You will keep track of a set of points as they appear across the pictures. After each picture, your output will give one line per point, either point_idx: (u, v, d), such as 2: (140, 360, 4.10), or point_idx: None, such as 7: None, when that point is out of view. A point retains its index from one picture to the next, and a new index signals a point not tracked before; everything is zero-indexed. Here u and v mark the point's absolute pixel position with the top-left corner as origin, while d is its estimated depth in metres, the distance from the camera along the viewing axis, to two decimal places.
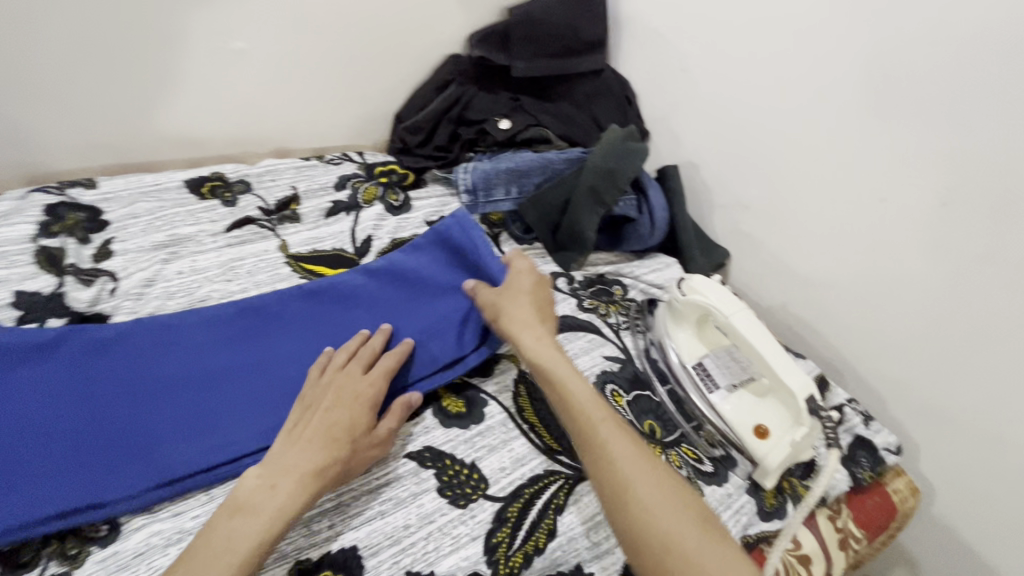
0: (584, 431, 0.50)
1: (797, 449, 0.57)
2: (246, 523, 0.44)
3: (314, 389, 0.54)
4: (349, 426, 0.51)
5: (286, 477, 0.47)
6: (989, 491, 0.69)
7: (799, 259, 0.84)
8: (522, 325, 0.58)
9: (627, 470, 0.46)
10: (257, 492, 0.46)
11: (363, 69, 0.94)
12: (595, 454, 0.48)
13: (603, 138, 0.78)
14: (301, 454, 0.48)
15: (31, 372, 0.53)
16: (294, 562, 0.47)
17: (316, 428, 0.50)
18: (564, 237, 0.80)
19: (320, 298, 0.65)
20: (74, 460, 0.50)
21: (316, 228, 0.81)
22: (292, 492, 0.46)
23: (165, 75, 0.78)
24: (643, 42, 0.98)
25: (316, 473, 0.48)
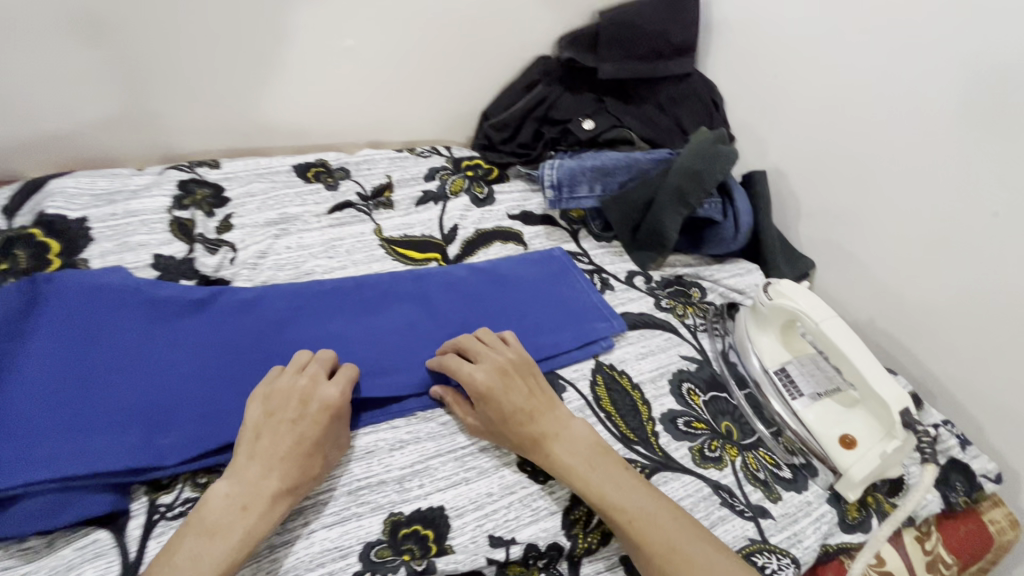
0: (611, 505, 0.50)
1: (885, 463, 0.56)
2: (215, 548, 0.43)
3: (273, 395, 0.51)
4: (318, 439, 0.50)
5: (257, 498, 0.46)
6: None
7: (893, 274, 0.80)
8: (507, 386, 0.55)
9: (670, 537, 0.48)
10: (224, 513, 0.45)
11: (456, 67, 0.99)
12: (634, 534, 0.49)
13: (691, 140, 0.79)
14: (271, 476, 0.47)
15: (172, 322, 0.60)
16: (388, 515, 0.50)
17: (284, 446, 0.48)
18: (644, 237, 0.82)
19: (418, 283, 0.71)
20: (206, 399, 0.56)
21: (408, 215, 0.86)
22: (262, 515, 0.45)
23: (286, 69, 0.85)
24: (734, 46, 0.97)
25: (287, 491, 0.47)
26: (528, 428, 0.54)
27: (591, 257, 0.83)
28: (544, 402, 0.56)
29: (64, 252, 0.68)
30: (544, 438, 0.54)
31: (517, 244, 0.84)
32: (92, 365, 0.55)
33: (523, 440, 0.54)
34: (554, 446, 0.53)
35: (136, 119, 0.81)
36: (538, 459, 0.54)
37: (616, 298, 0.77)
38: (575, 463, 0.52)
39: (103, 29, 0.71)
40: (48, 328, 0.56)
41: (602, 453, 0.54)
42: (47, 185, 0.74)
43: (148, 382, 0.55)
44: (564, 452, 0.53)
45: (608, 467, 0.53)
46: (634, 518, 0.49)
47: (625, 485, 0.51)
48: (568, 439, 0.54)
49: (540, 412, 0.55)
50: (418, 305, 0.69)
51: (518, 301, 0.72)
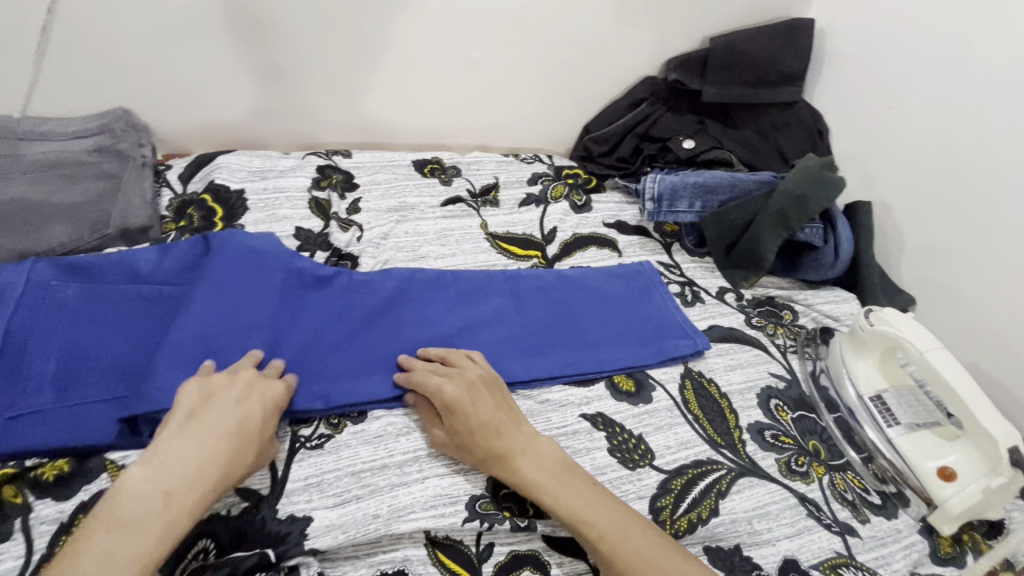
0: (579, 520, 0.50)
1: (987, 500, 0.55)
2: (135, 538, 0.42)
3: (207, 390, 0.51)
4: (257, 432, 0.51)
5: (182, 489, 0.45)
6: None
7: (1006, 319, 0.78)
8: (474, 399, 0.56)
9: (639, 555, 0.48)
10: (144, 503, 0.43)
11: (567, 83, 1.04)
12: (603, 548, 0.49)
13: (797, 165, 0.80)
14: (209, 464, 0.46)
15: (303, 291, 0.67)
16: (490, 474, 0.56)
17: (223, 434, 0.48)
18: (740, 256, 0.83)
19: (513, 281, 0.76)
20: (339, 361, 0.62)
21: (511, 214, 0.92)
22: (189, 504, 0.44)
23: (415, 74, 0.94)
24: (845, 77, 0.97)
25: (219, 482, 0.47)
26: (492, 442, 0.53)
27: (683, 270, 0.86)
28: (506, 420, 0.55)
29: (226, 217, 0.80)
30: (510, 453, 0.53)
31: (612, 251, 0.89)
32: (242, 315, 0.62)
33: (490, 455, 0.53)
34: (520, 461, 0.53)
35: (288, 110, 0.93)
36: (502, 474, 0.53)
37: (706, 310, 0.80)
38: (544, 479, 0.52)
39: (276, 32, 0.83)
40: (211, 275, 0.63)
41: (569, 471, 0.53)
42: (215, 161, 0.86)
43: (290, 343, 0.62)
44: (530, 468, 0.53)
45: (575, 482, 0.52)
46: (603, 534, 0.49)
47: (592, 499, 0.51)
48: (534, 454, 0.54)
49: (505, 427, 0.55)
50: (518, 298, 0.74)
51: (605, 309, 0.75)
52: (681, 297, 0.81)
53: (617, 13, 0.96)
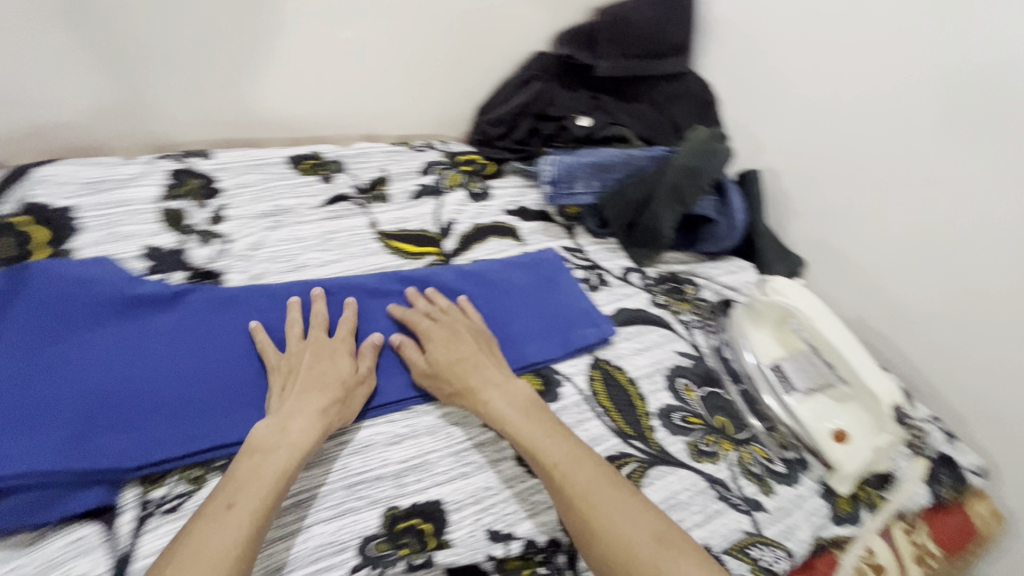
0: (535, 451, 0.51)
1: (877, 456, 0.57)
2: (270, 459, 0.46)
3: (286, 360, 0.56)
4: (339, 375, 0.55)
5: (295, 417, 0.50)
6: None
7: (884, 272, 0.82)
8: (456, 340, 0.60)
9: (589, 483, 0.48)
10: (269, 435, 0.48)
11: (453, 62, 0.98)
12: (558, 479, 0.49)
13: (687, 138, 0.78)
14: (316, 395, 0.52)
15: (144, 320, 0.58)
16: (385, 509, 0.50)
17: (311, 378, 0.53)
18: (640, 234, 0.82)
19: (406, 281, 0.70)
20: (192, 407, 0.54)
21: (403, 209, 0.85)
22: (303, 429, 0.49)
23: (282, 60, 0.85)
24: (724, 46, 0.99)
25: (326, 408, 0.52)
26: (467, 375, 0.57)
27: (587, 254, 0.83)
28: (483, 363, 0.59)
29: (52, 241, 0.67)
30: (481, 386, 0.56)
31: (514, 239, 0.84)
32: (67, 361, 0.52)
33: (463, 386, 0.57)
34: (490, 393, 0.56)
35: (123, 109, 0.78)
36: (472, 404, 0.56)
37: (612, 294, 0.77)
38: (511, 410, 0.55)
39: (94, 12, 0.69)
40: (17, 322, 0.53)
41: (538, 409, 0.56)
42: (32, 174, 0.71)
43: (124, 388, 0.53)
44: (500, 402, 0.55)
45: (541, 420, 0.54)
46: (557, 463, 0.50)
47: (554, 434, 0.52)
48: (506, 390, 0.57)
49: (481, 365, 0.58)
50: (411, 303, 0.67)
51: (509, 303, 0.71)
52: (586, 283, 0.79)
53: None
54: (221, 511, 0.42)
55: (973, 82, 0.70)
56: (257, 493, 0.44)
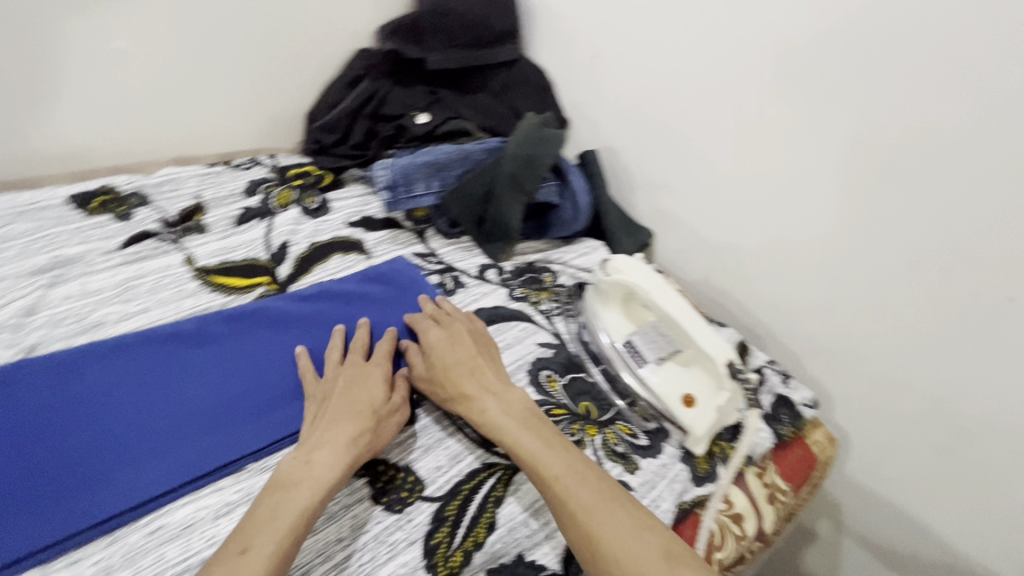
0: (534, 461, 0.49)
1: (721, 414, 0.60)
2: (292, 494, 0.45)
3: (324, 385, 0.56)
4: (371, 402, 0.53)
5: (320, 451, 0.49)
6: (906, 446, 0.71)
7: (716, 233, 0.84)
8: (457, 347, 0.60)
9: (591, 496, 0.46)
10: (292, 469, 0.47)
11: (265, 67, 0.89)
12: (555, 490, 0.47)
13: (519, 126, 0.78)
14: (348, 423, 0.51)
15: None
16: None
17: (342, 408, 0.52)
18: (491, 227, 0.79)
19: (235, 320, 0.63)
20: None
21: (227, 237, 0.75)
22: (326, 464, 0.48)
23: (38, 82, 0.70)
24: (548, 29, 0.98)
25: (357, 438, 0.50)
26: (462, 384, 0.56)
27: (440, 256, 0.80)
28: (480, 372, 0.57)
29: None
30: (478, 396, 0.55)
31: (360, 252, 0.78)
32: None
33: (459, 394, 0.56)
34: (487, 403, 0.54)
35: None
36: (469, 412, 0.54)
37: (469, 295, 0.74)
38: (509, 420, 0.53)
39: None
40: None
41: (538, 419, 0.53)
42: None
43: None
44: (497, 412, 0.54)
45: (540, 429, 0.52)
46: (559, 476, 0.48)
47: (553, 444, 0.51)
48: (502, 399, 0.55)
49: (479, 371, 0.57)
50: (240, 345, 0.61)
51: (355, 325, 0.66)
52: (442, 287, 0.75)
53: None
54: (235, 557, 0.41)
55: (757, 42, 0.72)
56: (274, 536, 0.42)
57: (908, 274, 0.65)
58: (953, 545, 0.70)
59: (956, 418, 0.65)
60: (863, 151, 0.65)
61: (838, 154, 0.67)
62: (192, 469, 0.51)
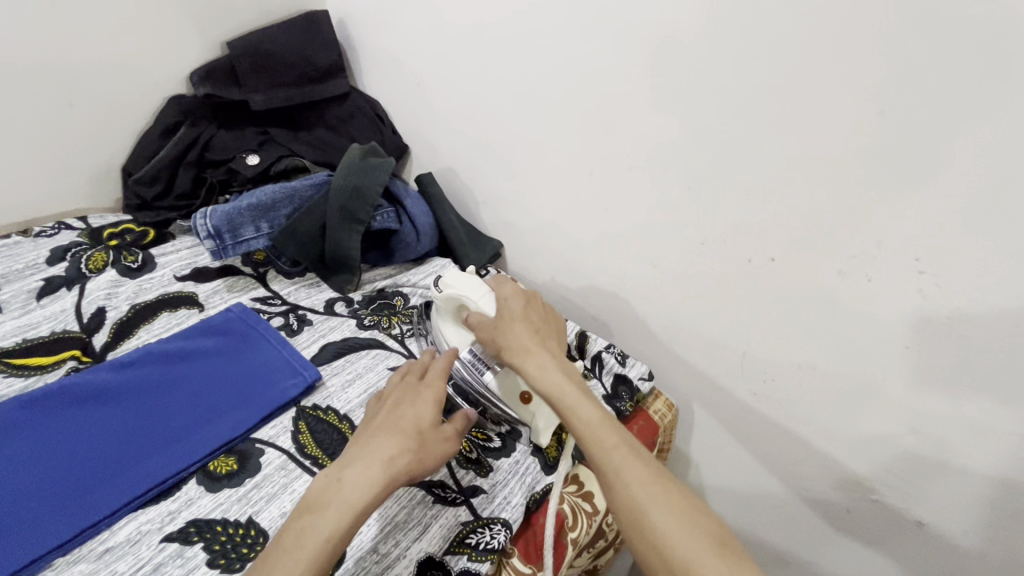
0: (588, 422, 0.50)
1: None
2: (321, 518, 0.42)
3: (381, 403, 0.53)
4: (417, 420, 0.50)
5: (356, 469, 0.45)
6: (729, 408, 0.79)
7: (554, 237, 0.90)
8: (524, 310, 0.60)
9: (635, 470, 0.46)
10: (325, 487, 0.44)
11: (58, 124, 0.82)
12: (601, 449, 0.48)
13: (342, 159, 0.78)
14: (390, 440, 0.47)
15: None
16: None
17: (389, 424, 0.49)
18: (331, 261, 0.79)
19: (35, 406, 0.57)
20: None
21: (27, 314, 0.68)
22: (361, 486, 0.44)
23: None
24: (374, 60, 1.00)
25: (395, 460, 0.46)
26: (523, 342, 0.57)
27: (283, 297, 0.78)
28: (542, 336, 0.58)
29: None
30: (533, 352, 0.56)
31: (192, 307, 0.74)
32: None
33: (517, 351, 0.57)
34: (545, 364, 0.55)
35: None
36: (525, 369, 0.56)
37: (316, 331, 0.74)
38: (564, 382, 0.53)
39: None
40: None
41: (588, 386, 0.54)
42: None
43: None
44: (556, 374, 0.54)
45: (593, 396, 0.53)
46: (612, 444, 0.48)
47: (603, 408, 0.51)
48: (561, 365, 0.56)
49: (538, 335, 0.58)
50: (43, 432, 0.56)
51: (186, 386, 0.63)
52: (286, 328, 0.73)
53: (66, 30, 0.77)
54: None
55: (543, 59, 0.77)
56: (296, 567, 0.39)
57: (698, 255, 0.73)
58: (785, 487, 0.77)
59: (760, 376, 0.73)
60: (643, 150, 0.72)
61: (625, 154, 0.74)
62: None
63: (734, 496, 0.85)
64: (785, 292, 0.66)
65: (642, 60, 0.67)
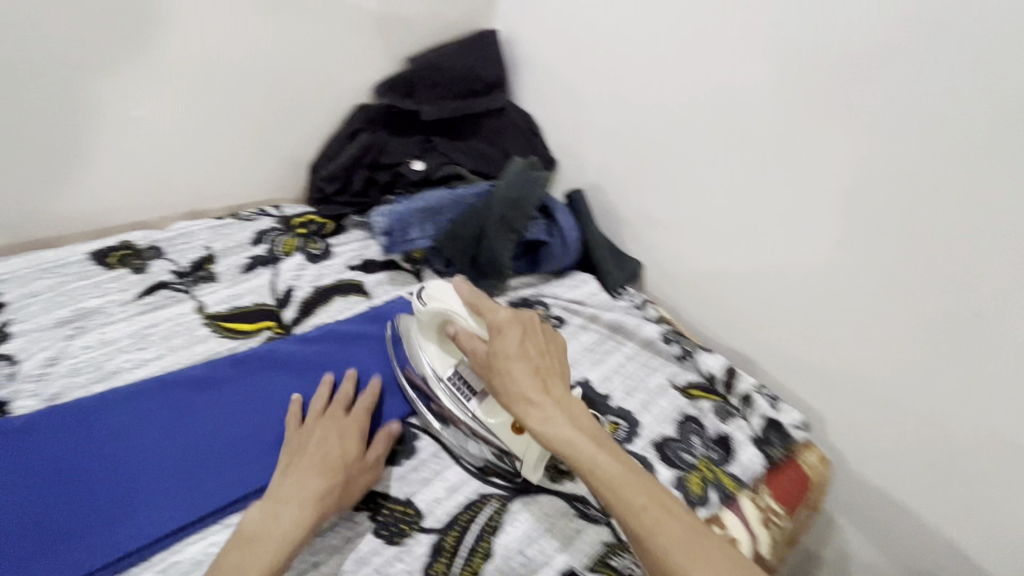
0: (614, 485, 0.46)
1: None
2: (260, 550, 0.47)
3: (302, 437, 0.58)
4: (341, 455, 0.55)
5: (288, 504, 0.50)
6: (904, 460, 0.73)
7: (707, 261, 0.88)
8: (519, 342, 0.54)
9: (672, 531, 0.44)
10: (261, 521, 0.49)
11: (271, 125, 0.95)
12: (638, 517, 0.44)
13: (507, 170, 0.81)
14: (316, 477, 0.53)
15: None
16: None
17: (314, 462, 0.54)
18: (484, 266, 0.83)
19: (241, 365, 0.66)
20: None
21: (234, 285, 0.80)
22: (294, 516, 0.49)
23: (59, 150, 0.77)
24: (536, 78, 1.05)
25: (320, 495, 0.51)
26: (524, 386, 0.51)
27: None
28: (546, 378, 0.52)
29: None
30: (539, 403, 0.50)
31: (361, 295, 0.82)
32: None
33: (521, 397, 0.51)
34: (552, 415, 0.50)
35: None
36: (536, 425, 0.50)
37: None
38: (579, 439, 0.48)
39: None
40: None
41: (603, 437, 0.50)
42: None
43: None
44: (568, 428, 0.49)
45: (612, 448, 0.49)
46: (646, 504, 0.45)
47: (626, 462, 0.48)
48: (569, 412, 0.50)
49: (544, 376, 0.52)
50: (247, 389, 0.65)
51: (355, 366, 0.70)
52: None
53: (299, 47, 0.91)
54: None
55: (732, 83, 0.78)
56: None
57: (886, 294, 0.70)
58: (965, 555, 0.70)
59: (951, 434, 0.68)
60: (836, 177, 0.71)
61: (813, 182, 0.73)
62: (205, 507, 0.54)
63: (884, 562, 0.79)
64: (996, 346, 0.62)
65: (847, 91, 0.68)
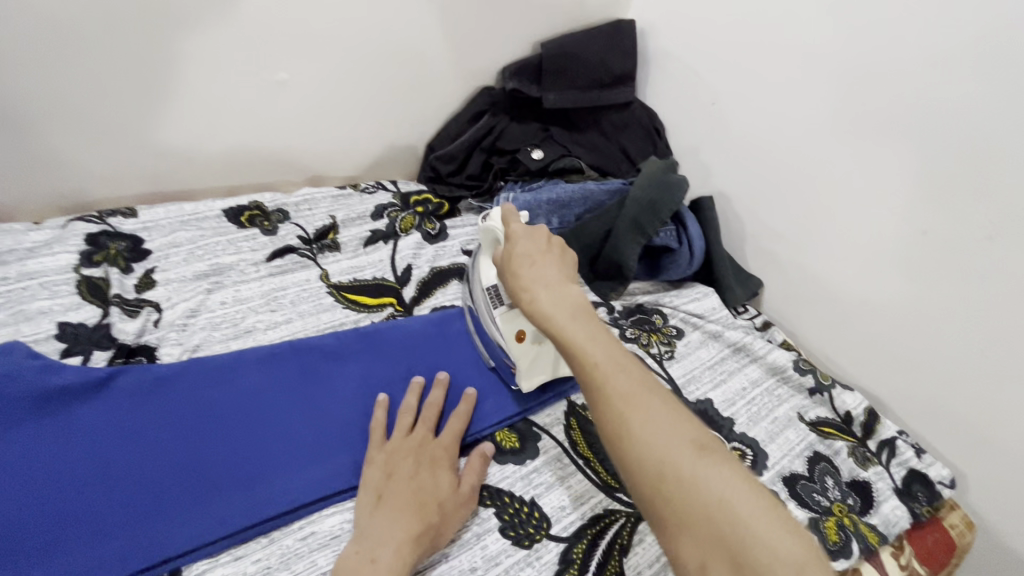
0: (577, 352, 0.44)
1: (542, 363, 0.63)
2: None
3: (390, 460, 0.54)
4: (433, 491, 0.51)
5: (384, 548, 0.46)
6: None
7: (841, 290, 0.81)
8: (529, 237, 0.55)
9: (627, 385, 0.41)
10: (356, 566, 0.45)
11: (397, 100, 0.94)
12: (592, 374, 0.42)
13: (645, 170, 0.79)
14: (409, 518, 0.49)
15: (64, 415, 0.52)
16: None
17: (405, 498, 0.50)
18: (604, 266, 0.80)
19: (368, 339, 0.66)
20: (132, 521, 0.48)
21: (356, 257, 0.80)
22: (393, 564, 0.45)
23: (204, 108, 0.78)
24: (669, 74, 1.00)
25: (415, 538, 0.47)
26: (519, 272, 0.52)
27: None
28: (542, 265, 0.52)
29: None
30: (531, 285, 0.50)
31: None
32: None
33: (514, 284, 0.52)
34: (537, 292, 0.49)
35: (44, 167, 0.72)
36: (521, 301, 0.50)
37: None
38: (557, 310, 0.47)
39: None
40: None
41: (587, 311, 0.47)
42: None
43: (61, 500, 0.48)
44: (547, 302, 0.48)
45: (590, 319, 0.46)
46: (600, 364, 0.42)
47: (599, 336, 0.44)
48: (557, 288, 0.49)
49: (539, 260, 0.52)
50: (375, 363, 0.64)
51: (475, 353, 0.68)
52: None
53: (440, 21, 0.88)
54: None
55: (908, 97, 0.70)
56: None
57: None
58: None
59: None
60: None
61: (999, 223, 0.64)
62: (339, 482, 0.54)
63: None
64: None
65: None
